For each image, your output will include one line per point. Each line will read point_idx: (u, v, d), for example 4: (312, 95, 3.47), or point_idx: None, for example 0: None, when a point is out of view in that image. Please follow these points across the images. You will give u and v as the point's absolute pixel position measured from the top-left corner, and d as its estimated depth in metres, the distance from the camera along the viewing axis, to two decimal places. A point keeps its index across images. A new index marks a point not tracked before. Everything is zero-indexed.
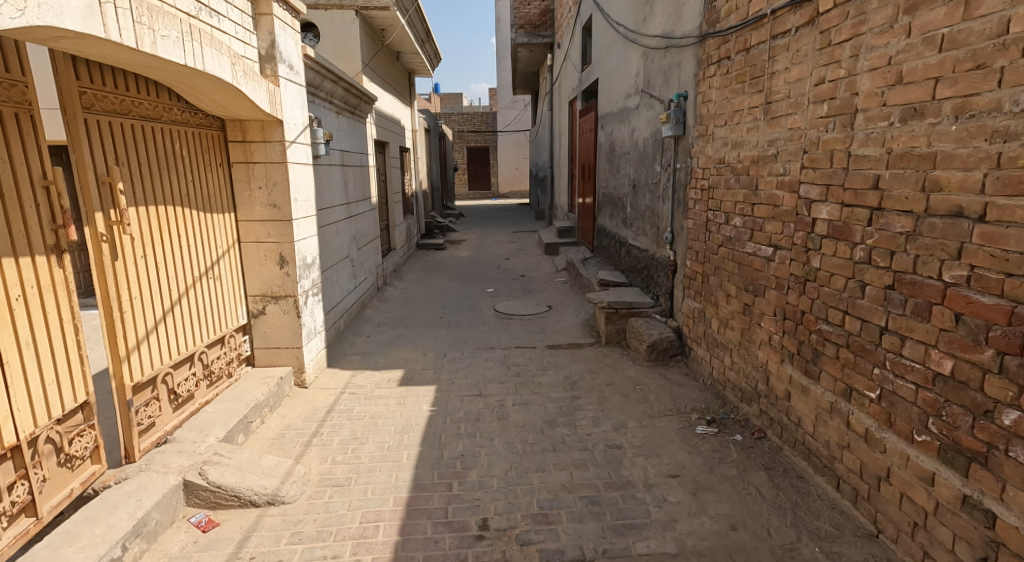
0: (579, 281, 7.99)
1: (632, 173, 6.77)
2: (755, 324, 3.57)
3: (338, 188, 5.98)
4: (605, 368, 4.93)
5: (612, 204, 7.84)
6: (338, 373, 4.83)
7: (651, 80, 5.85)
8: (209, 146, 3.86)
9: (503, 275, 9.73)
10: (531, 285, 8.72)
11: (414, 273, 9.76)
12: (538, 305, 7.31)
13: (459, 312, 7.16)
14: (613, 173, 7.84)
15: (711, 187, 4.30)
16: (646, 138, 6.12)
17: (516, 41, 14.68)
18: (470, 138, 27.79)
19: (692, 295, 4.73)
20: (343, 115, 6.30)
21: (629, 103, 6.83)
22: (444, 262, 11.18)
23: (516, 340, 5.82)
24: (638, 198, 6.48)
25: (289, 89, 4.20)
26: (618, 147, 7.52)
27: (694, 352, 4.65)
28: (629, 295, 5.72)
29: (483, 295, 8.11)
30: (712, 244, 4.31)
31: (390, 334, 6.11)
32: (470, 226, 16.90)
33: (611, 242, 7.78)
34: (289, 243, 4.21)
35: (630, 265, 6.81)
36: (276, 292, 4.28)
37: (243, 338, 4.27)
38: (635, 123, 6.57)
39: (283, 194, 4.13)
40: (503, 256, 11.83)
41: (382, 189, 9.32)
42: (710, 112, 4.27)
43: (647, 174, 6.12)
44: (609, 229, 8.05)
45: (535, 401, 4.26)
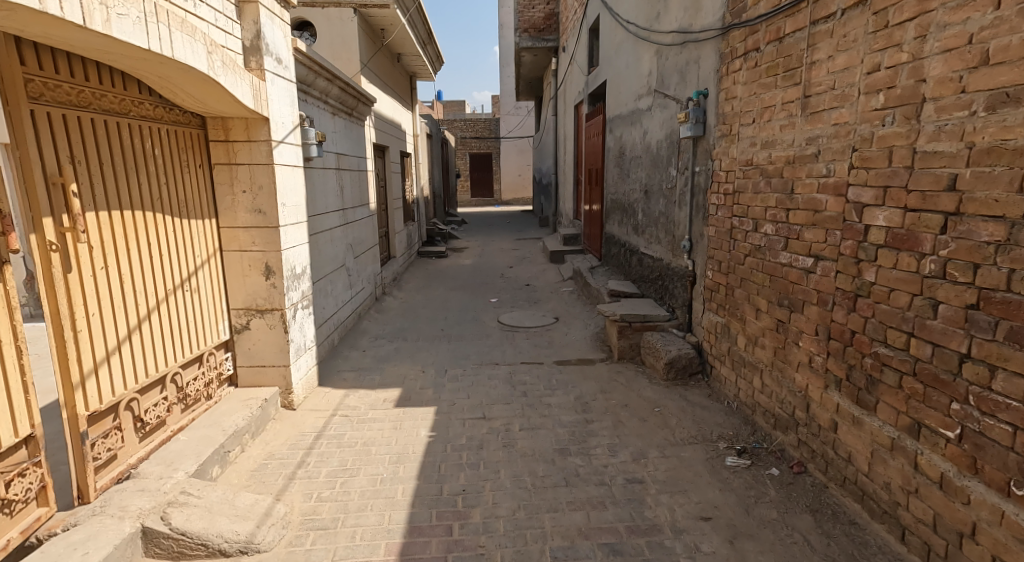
0: (587, 291, 7.62)
1: (644, 178, 6.41)
2: (793, 344, 3.19)
3: (334, 194, 5.66)
4: (619, 387, 4.55)
5: (622, 211, 7.49)
6: (329, 393, 4.46)
7: (665, 79, 5.50)
8: (188, 145, 3.50)
9: (506, 284, 9.36)
10: (537, 295, 8.35)
11: (414, 282, 9.40)
12: (544, 317, 6.94)
13: (461, 324, 6.80)
14: (623, 178, 7.49)
15: (737, 191, 3.92)
16: (660, 141, 5.77)
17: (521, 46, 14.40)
18: (473, 145, 27.54)
19: (714, 309, 4.36)
20: (340, 116, 5.98)
21: (641, 104, 6.49)
22: (446, 270, 10.82)
23: (522, 356, 5.45)
24: (651, 204, 6.12)
25: (277, 85, 3.85)
26: (628, 151, 7.17)
27: (717, 371, 4.26)
28: (643, 308, 5.35)
29: (487, 306, 7.75)
30: (738, 253, 3.94)
31: (388, 348, 5.75)
32: (473, 234, 16.57)
33: (621, 251, 7.42)
34: (275, 251, 3.85)
35: (642, 275, 6.44)
36: (262, 305, 3.92)
37: (226, 356, 3.90)
38: (648, 125, 6.23)
39: (269, 198, 3.78)
40: (506, 264, 11.48)
41: (382, 196, 8.99)
42: (735, 110, 3.92)
43: (661, 179, 5.77)
44: (618, 237, 7.69)
45: (544, 426, 3.89)
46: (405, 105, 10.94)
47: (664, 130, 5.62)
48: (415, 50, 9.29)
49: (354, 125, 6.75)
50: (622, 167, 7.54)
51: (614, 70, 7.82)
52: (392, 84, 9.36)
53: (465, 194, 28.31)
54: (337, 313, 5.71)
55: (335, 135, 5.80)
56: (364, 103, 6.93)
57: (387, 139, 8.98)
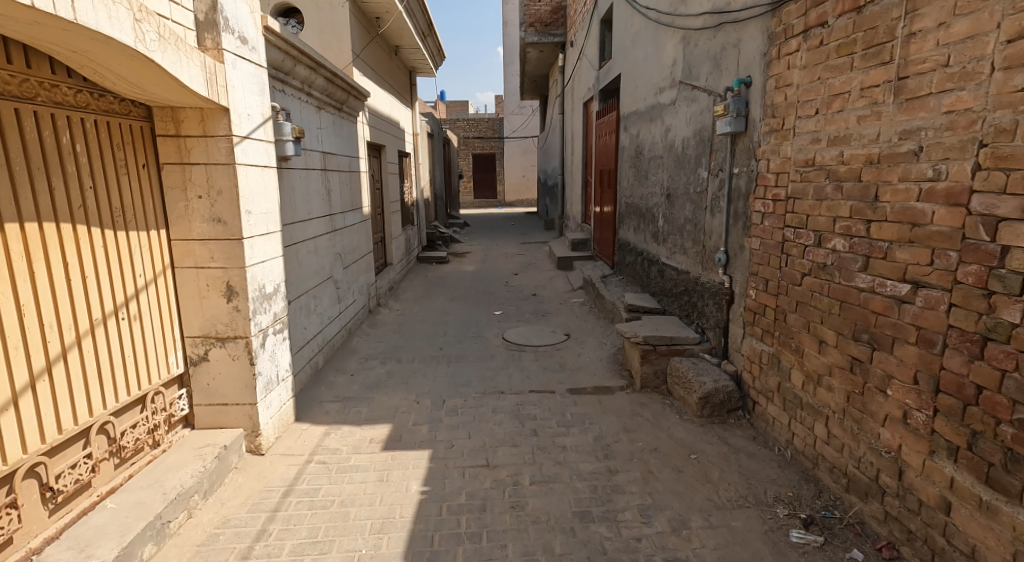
0: (600, 304, 6.97)
1: (666, 180, 5.76)
2: (877, 391, 2.54)
3: (318, 197, 5.03)
4: (646, 425, 3.91)
5: (639, 216, 6.84)
6: (307, 431, 3.82)
7: (695, 68, 4.87)
8: (128, 140, 2.85)
9: (511, 294, 8.73)
10: (545, 307, 7.71)
11: (412, 291, 8.76)
12: (554, 334, 6.30)
13: (463, 340, 6.16)
14: (640, 181, 6.85)
15: (793, 197, 3.25)
16: (687, 139, 5.13)
17: (526, 41, 13.80)
18: (476, 145, 26.94)
19: (760, 335, 3.71)
20: (325, 110, 5.34)
21: (663, 98, 5.85)
22: (447, 278, 10.18)
23: (531, 382, 4.82)
24: (676, 210, 5.47)
25: (241, 69, 3.21)
26: (647, 151, 6.53)
27: (764, 410, 3.61)
28: (670, 329, 4.70)
29: (490, 319, 7.11)
30: (793, 271, 3.28)
31: (379, 371, 5.11)
32: (476, 237, 15.92)
33: (639, 260, 6.76)
34: (238, 268, 3.22)
35: (664, 288, 5.79)
36: (222, 332, 3.28)
37: (179, 393, 3.25)
38: (671, 121, 5.58)
39: (230, 205, 3.14)
40: (510, 270, 10.84)
41: (377, 199, 8.37)
42: (790, 100, 3.27)
43: (688, 182, 5.13)
44: (635, 244, 7.04)
45: (560, 478, 3.26)
46: (403, 102, 10.33)
47: (693, 126, 4.98)
48: (413, 42, 8.69)
49: (344, 121, 6.12)
50: (640, 168, 6.89)
51: (631, 62, 7.20)
52: (389, 79, 8.75)
53: (468, 196, 27.70)
54: (322, 332, 5.08)
55: (319, 131, 5.17)
56: (357, 97, 6.32)
57: (383, 138, 8.37)
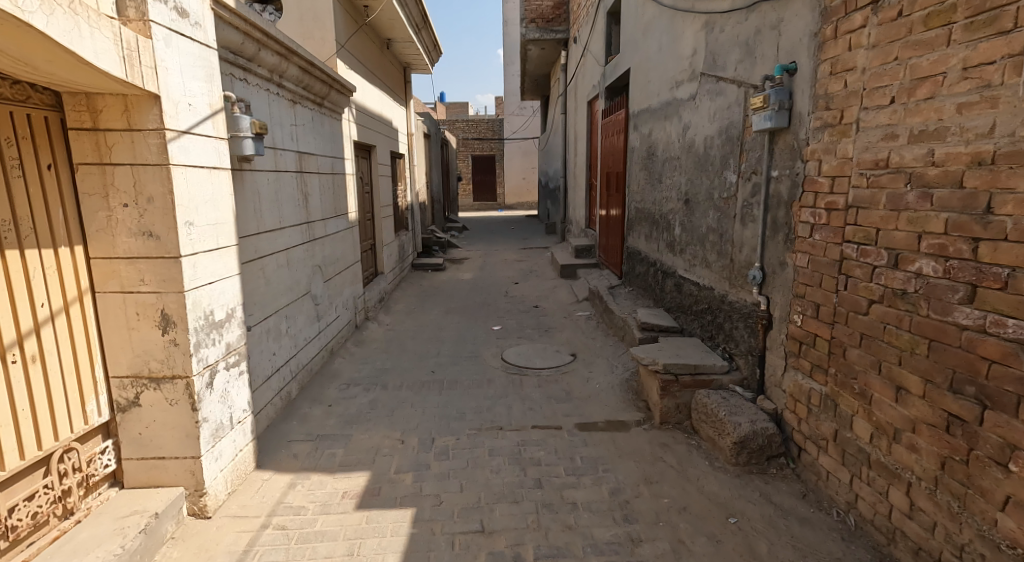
0: (609, 319, 6.38)
1: (685, 184, 5.17)
2: (993, 464, 2.02)
3: (291, 203, 4.45)
4: (670, 474, 3.31)
5: (652, 224, 6.26)
6: (269, 483, 3.23)
7: (721, 58, 4.30)
8: (24, 135, 2.28)
9: (511, 305, 8.14)
10: (548, 322, 7.13)
11: (405, 303, 8.16)
12: (559, 353, 5.70)
13: (457, 361, 5.58)
14: (652, 184, 6.27)
15: (858, 206, 2.66)
16: (710, 139, 4.55)
17: (527, 37, 13.24)
18: (476, 147, 26.40)
19: (807, 370, 3.11)
20: (301, 105, 4.76)
21: (681, 92, 5.28)
22: (443, 287, 9.58)
23: (534, 416, 4.23)
24: (697, 218, 4.90)
25: (177, 48, 2.60)
26: (662, 152, 5.95)
27: (816, 461, 3.01)
28: (694, 356, 4.11)
29: (489, 335, 6.52)
30: (857, 297, 2.69)
31: (362, 401, 4.53)
32: (475, 242, 15.31)
33: (652, 272, 6.17)
34: (174, 292, 2.61)
35: (682, 305, 5.20)
36: (155, 372, 2.67)
37: (103, 446, 2.65)
38: (691, 117, 5.01)
39: (163, 216, 2.55)
40: (511, 279, 10.25)
41: (367, 203, 7.79)
42: (852, 87, 2.69)
43: (712, 187, 4.55)
44: (647, 254, 6.46)
45: (570, 552, 2.67)
46: (396, 100, 9.78)
47: (717, 123, 4.40)
48: (406, 34, 8.15)
49: (326, 118, 5.54)
50: (652, 170, 6.31)
51: (642, 56, 6.63)
52: (379, 74, 8.19)
53: (467, 199, 27.15)
54: (296, 356, 4.48)
55: (294, 128, 4.59)
56: (341, 92, 5.75)
57: (373, 137, 7.81)
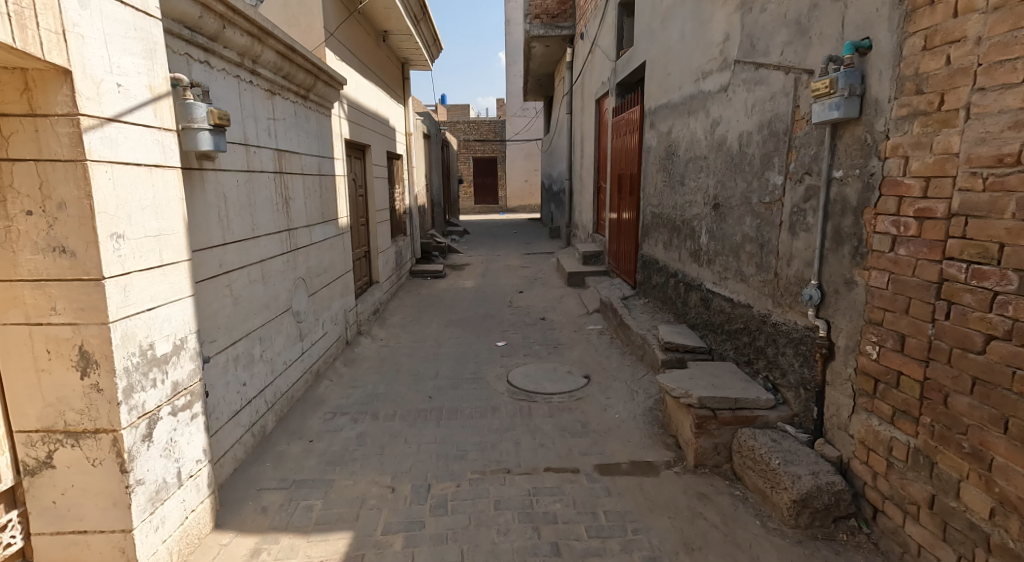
0: (625, 335, 5.83)
1: (714, 187, 4.63)
2: None
3: (268, 207, 3.89)
4: (714, 538, 2.75)
5: (674, 231, 5.70)
6: (228, 550, 2.66)
7: (763, 42, 3.75)
8: None
9: (516, 317, 7.58)
10: (556, 337, 6.57)
11: (401, 315, 7.60)
12: (571, 375, 5.14)
13: (458, 384, 5.02)
14: (672, 187, 5.73)
15: (968, 214, 2.16)
16: (748, 135, 3.99)
17: (532, 34, 12.74)
18: (477, 149, 25.88)
19: (887, 416, 2.54)
20: (279, 96, 4.20)
21: (709, 85, 4.74)
22: (443, 297, 9.02)
23: (546, 455, 3.66)
24: (729, 225, 4.34)
25: (98, 12, 2.04)
26: (684, 152, 5.39)
27: (902, 530, 2.46)
28: (733, 386, 3.55)
29: (492, 352, 5.96)
30: (969, 330, 2.16)
31: (349, 435, 3.96)
32: (477, 247, 14.74)
33: (675, 284, 5.61)
34: (94, 324, 2.05)
35: (712, 322, 4.63)
36: (71, 425, 2.10)
37: (4, 521, 2.07)
38: (721, 112, 4.47)
39: (80, 228, 2.00)
40: (515, 288, 9.69)
41: (361, 207, 7.24)
42: (959, 64, 2.18)
43: (750, 190, 3.99)
44: (668, 264, 5.90)
45: None
46: (394, 98, 9.23)
47: (757, 117, 3.84)
48: (404, 26, 7.61)
49: (312, 113, 5.00)
50: (673, 172, 5.75)
51: (660, 47, 6.08)
52: (374, 68, 7.64)
53: (468, 201, 26.62)
54: (274, 384, 3.92)
55: (272, 123, 4.04)
56: (330, 85, 5.20)
57: (368, 136, 7.26)
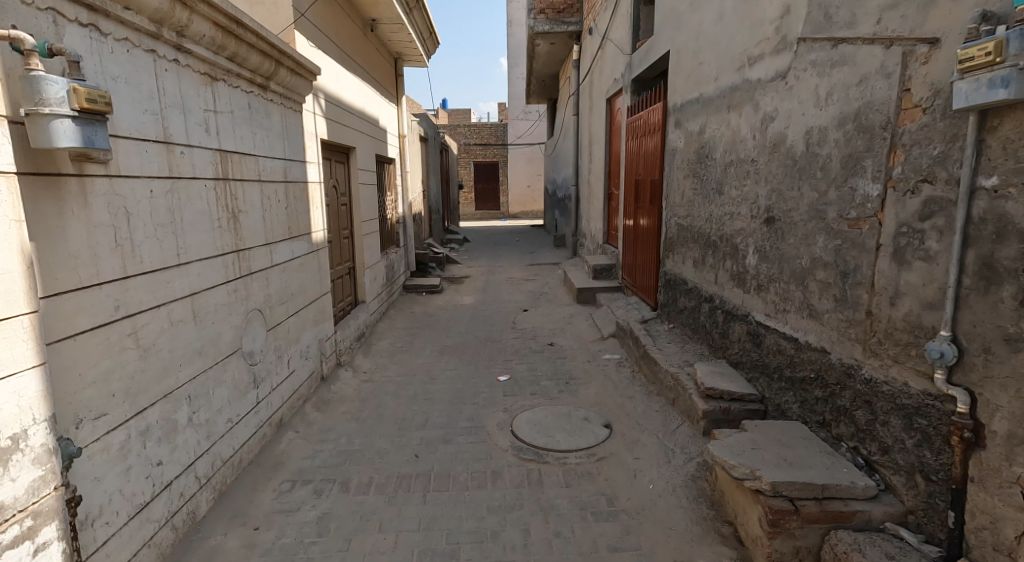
0: (650, 370, 4.96)
1: (768, 197, 3.77)
2: None
3: (201, 225, 3.03)
4: None
5: (710, 249, 4.83)
6: None
7: (844, 11, 2.91)
8: None
9: (521, 342, 6.71)
10: (567, 368, 5.69)
11: (390, 340, 6.72)
12: (589, 424, 4.26)
13: (452, 435, 4.14)
14: (707, 198, 4.89)
15: None
16: (819, 132, 3.14)
17: (535, 31, 11.98)
18: (478, 153, 25.07)
19: None
20: (225, 84, 3.35)
21: (759, 71, 3.90)
22: (439, 316, 8.15)
23: (564, 553, 2.78)
24: (791, 245, 3.48)
25: None
26: (724, 155, 4.54)
27: None
28: (813, 464, 2.67)
29: (493, 389, 5.09)
30: None
31: (308, 517, 3.07)
32: (477, 257, 13.88)
33: (712, 312, 4.73)
34: None
35: (766, 365, 3.76)
36: None
37: None
38: (779, 104, 3.62)
39: None
40: (519, 305, 8.81)
41: (344, 218, 6.39)
42: None
43: (821, 202, 3.13)
44: (700, 287, 5.04)
45: None
46: (385, 96, 8.42)
47: (836, 107, 2.99)
48: (395, 14, 6.81)
49: (274, 106, 4.14)
50: (708, 178, 4.89)
51: (689, 33, 5.25)
52: (359, 60, 6.80)
53: (468, 207, 25.79)
54: (211, 452, 3.06)
55: (210, 115, 3.18)
56: (299, 74, 4.36)
57: (351, 137, 6.43)
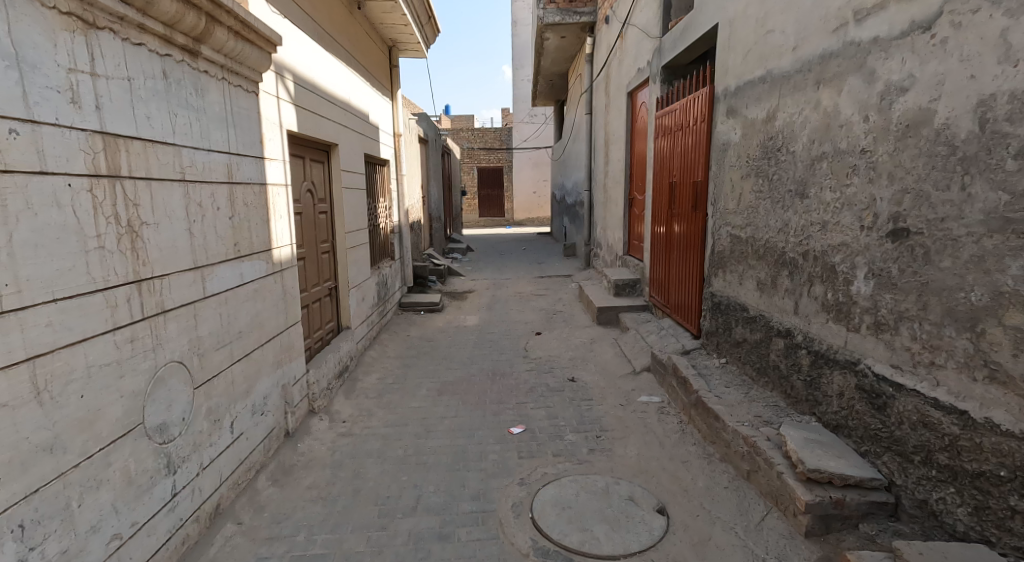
0: (707, 426, 3.88)
1: (897, 202, 2.70)
2: None
3: (58, 250, 1.98)
4: None
5: (786, 268, 3.76)
6: None
7: None
8: None
9: (535, 377, 5.61)
10: (596, 415, 4.60)
11: (380, 375, 5.65)
12: (637, 507, 3.19)
13: (451, 526, 3.07)
14: (782, 205, 3.84)
15: None
16: (1012, 100, 2.18)
17: (545, 22, 10.99)
18: (483, 158, 24.03)
19: None
20: (116, 37, 2.29)
21: (874, 30, 2.87)
22: (438, 341, 7.07)
23: None
24: (946, 271, 2.44)
25: None
26: (811, 147, 3.47)
27: None
28: None
29: (506, 448, 4.02)
30: None
31: None
32: (482, 268, 12.83)
33: (790, 352, 3.69)
34: None
35: (890, 436, 2.70)
36: None
37: None
38: (917, 71, 2.58)
39: None
40: (530, 327, 7.73)
41: (323, 229, 5.33)
42: None
43: (1017, 207, 2.18)
44: (770, 316, 3.98)
45: None
46: (377, 87, 7.40)
47: None
48: None
49: (210, 83, 3.06)
50: (782, 179, 3.85)
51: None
52: (342, 41, 5.76)
53: (473, 215, 24.74)
54: None
55: (89, 80, 2.14)
56: (250, 41, 3.30)
57: (333, 132, 5.38)
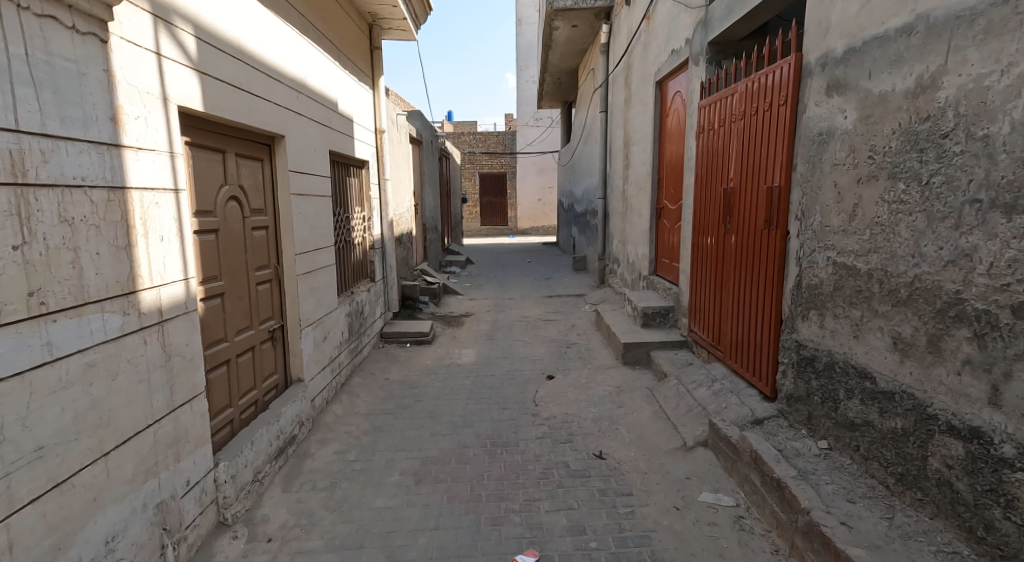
0: None
1: None
2: None
3: None
4: None
5: (972, 329, 2.36)
6: None
7: None
8: None
9: (550, 451, 4.16)
10: (642, 530, 3.15)
11: (339, 447, 4.20)
12: None
13: None
14: (956, 226, 2.44)
15: None
16: None
17: (554, 6, 9.60)
18: (484, 163, 22.67)
19: None
20: None
21: None
22: (424, 387, 5.63)
23: None
24: None
25: None
26: None
27: None
28: None
29: None
30: None
31: None
32: (483, 284, 11.41)
33: (979, 469, 2.29)
34: None
35: None
36: None
37: None
38: None
39: None
40: (540, 365, 6.28)
41: (259, 250, 3.89)
42: None
43: None
44: (927, 399, 2.56)
45: None
46: (350, 70, 5.96)
47: None
48: None
49: None
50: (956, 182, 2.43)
51: None
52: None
53: (473, 223, 23.37)
54: None
55: None
56: None
57: (277, 118, 3.95)
